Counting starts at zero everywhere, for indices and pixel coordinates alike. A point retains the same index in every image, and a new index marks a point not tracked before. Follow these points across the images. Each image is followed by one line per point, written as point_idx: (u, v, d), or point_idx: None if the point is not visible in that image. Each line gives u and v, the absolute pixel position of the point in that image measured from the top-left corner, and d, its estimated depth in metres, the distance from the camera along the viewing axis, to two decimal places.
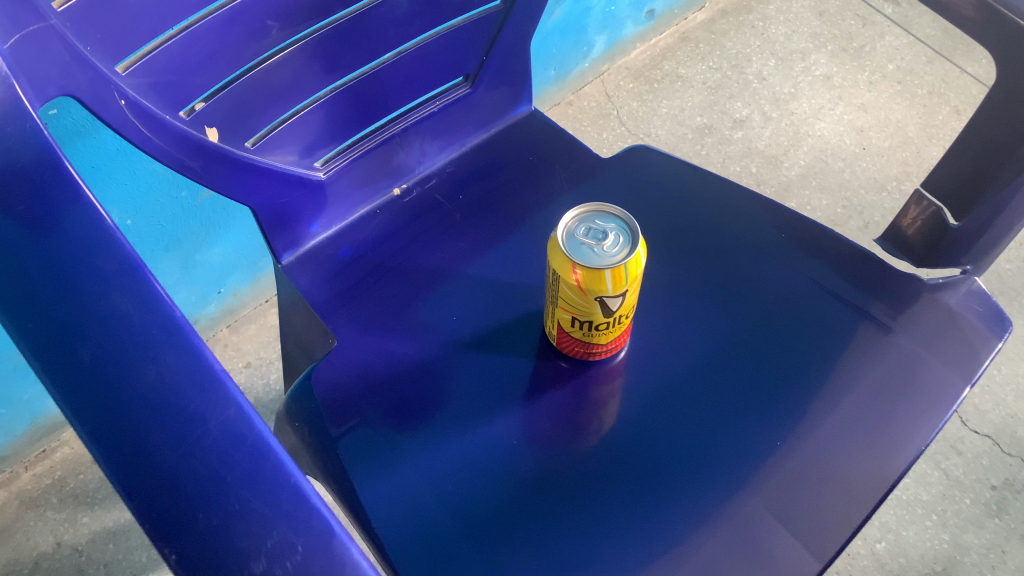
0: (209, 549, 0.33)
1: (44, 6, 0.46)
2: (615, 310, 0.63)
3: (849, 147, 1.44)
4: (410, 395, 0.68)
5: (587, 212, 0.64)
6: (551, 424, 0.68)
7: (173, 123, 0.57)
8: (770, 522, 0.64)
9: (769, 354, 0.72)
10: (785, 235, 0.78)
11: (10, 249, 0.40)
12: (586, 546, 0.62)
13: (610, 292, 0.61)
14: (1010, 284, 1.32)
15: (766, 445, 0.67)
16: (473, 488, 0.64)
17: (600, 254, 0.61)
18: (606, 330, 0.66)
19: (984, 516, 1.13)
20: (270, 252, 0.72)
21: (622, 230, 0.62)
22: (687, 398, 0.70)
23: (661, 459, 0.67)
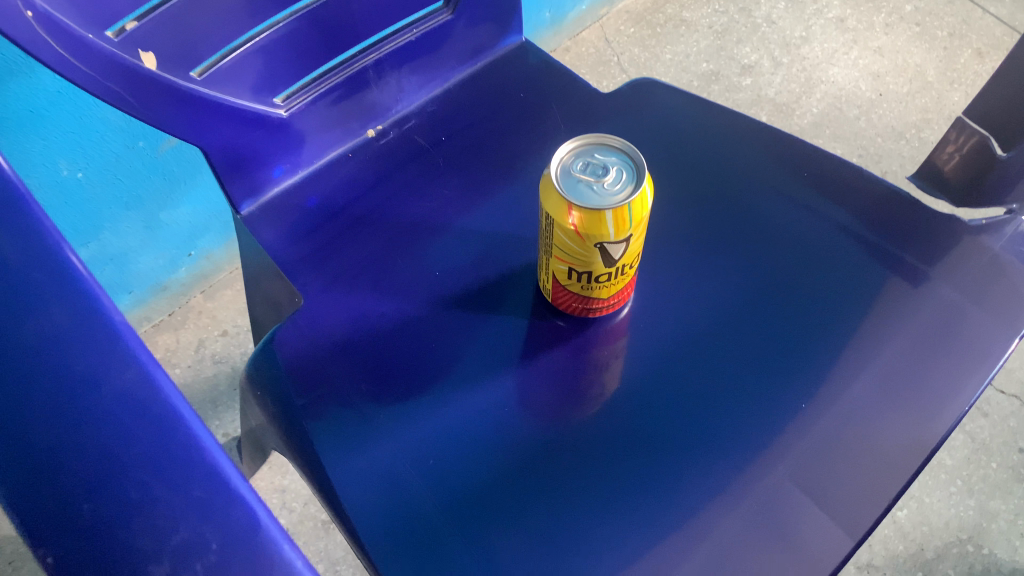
0: (93, 545, 0.27)
1: None
2: (617, 259, 0.56)
3: (864, 93, 1.35)
4: (388, 359, 0.60)
5: (585, 145, 0.56)
6: (547, 389, 0.61)
7: (98, 44, 0.49)
8: (795, 495, 0.56)
9: (790, 308, 0.65)
10: (807, 176, 0.70)
11: None
12: (588, 526, 0.55)
13: (611, 238, 0.53)
14: None
15: (788, 409, 0.60)
16: (460, 462, 0.56)
17: (601, 193, 0.53)
18: (607, 283, 0.58)
19: (1012, 481, 1.06)
20: (228, 201, 0.64)
21: (625, 165, 0.54)
22: (698, 360, 0.62)
23: (671, 426, 0.59)
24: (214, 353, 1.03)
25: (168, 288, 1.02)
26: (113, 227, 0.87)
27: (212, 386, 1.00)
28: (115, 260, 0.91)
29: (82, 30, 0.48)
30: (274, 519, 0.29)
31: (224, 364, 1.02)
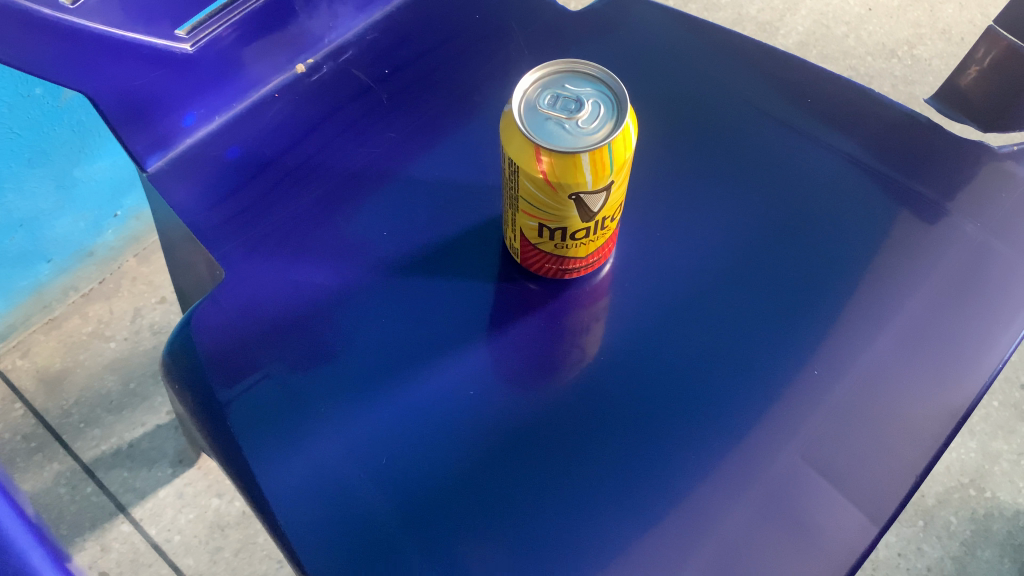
0: None
1: None
2: (596, 211, 0.47)
3: (852, 9, 1.24)
4: (331, 337, 0.51)
5: (554, 74, 0.46)
6: (520, 364, 0.52)
7: None
8: (812, 476, 0.49)
9: (794, 257, 0.56)
10: (810, 101, 0.61)
11: None
12: (573, 524, 0.47)
13: (588, 189, 0.44)
14: None
15: (798, 375, 0.52)
16: (417, 457, 0.48)
17: (574, 133, 0.43)
18: (585, 240, 0.49)
19: (1011, 419, 0.97)
20: (130, 157, 0.54)
21: (603, 97, 0.45)
22: (692, 321, 0.54)
23: (664, 401, 0.51)
24: (153, 323, 0.93)
25: (94, 254, 0.91)
26: (17, 188, 0.76)
27: (152, 359, 0.90)
28: (26, 226, 0.80)
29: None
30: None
31: (164, 334, 0.92)
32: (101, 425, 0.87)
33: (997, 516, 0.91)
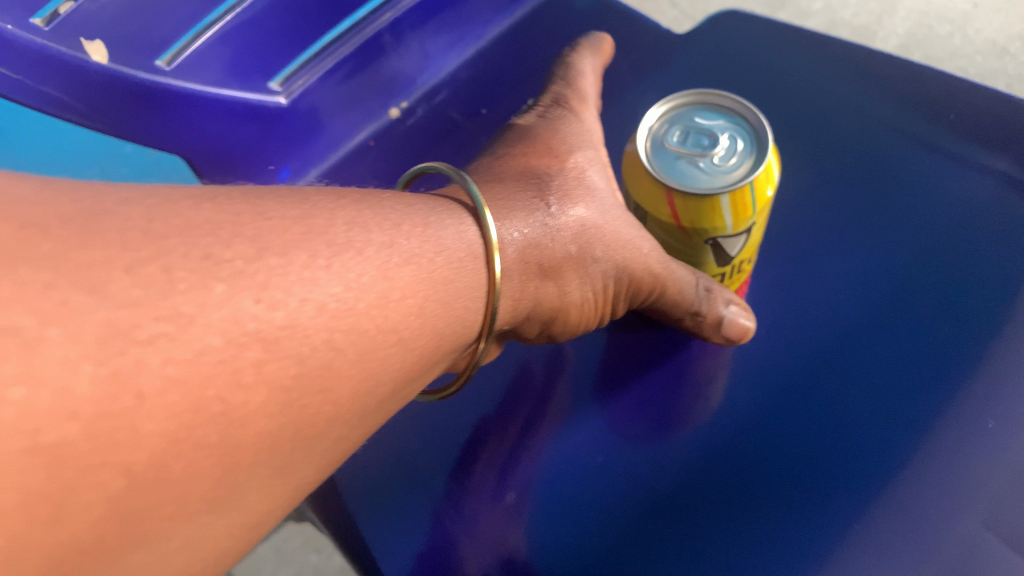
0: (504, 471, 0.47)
1: None
2: (733, 256, 0.42)
3: None
4: (449, 404, 0.50)
5: (684, 107, 0.42)
6: (642, 424, 0.48)
7: (24, 35, 0.44)
8: (997, 547, 0.41)
9: (950, 290, 0.49)
10: (955, 115, 0.54)
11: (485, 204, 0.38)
12: None
13: (727, 232, 0.40)
14: None
15: (969, 427, 0.44)
16: (537, 533, 0.45)
17: (710, 171, 0.39)
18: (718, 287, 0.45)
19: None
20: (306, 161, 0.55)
21: (741, 131, 0.40)
22: (833, 368, 0.48)
23: (811, 462, 0.45)
24: None
25: None
26: None
27: None
28: None
29: None
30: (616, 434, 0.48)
31: None
32: None
33: None
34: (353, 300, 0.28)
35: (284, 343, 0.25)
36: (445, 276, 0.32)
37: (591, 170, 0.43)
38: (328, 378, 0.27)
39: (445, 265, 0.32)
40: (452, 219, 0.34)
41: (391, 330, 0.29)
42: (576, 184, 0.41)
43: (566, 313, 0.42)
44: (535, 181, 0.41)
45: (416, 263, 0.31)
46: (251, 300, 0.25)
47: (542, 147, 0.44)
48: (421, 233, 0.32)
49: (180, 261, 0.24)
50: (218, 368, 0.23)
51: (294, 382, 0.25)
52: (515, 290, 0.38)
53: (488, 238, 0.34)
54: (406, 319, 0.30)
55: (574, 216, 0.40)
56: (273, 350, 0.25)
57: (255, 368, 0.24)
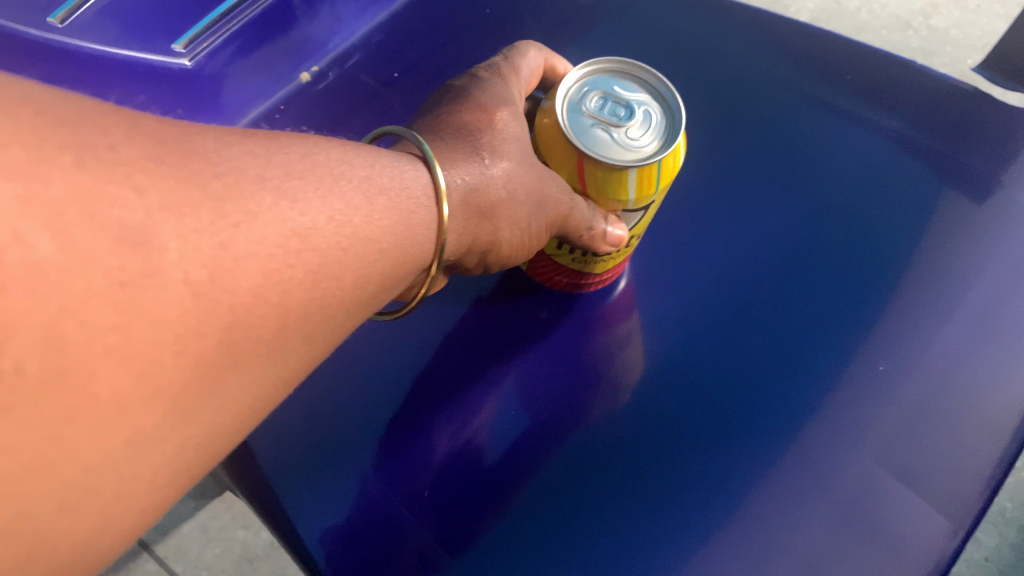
0: (454, 357, 0.51)
1: None
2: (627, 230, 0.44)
3: None
4: (372, 372, 0.50)
5: (599, 73, 0.42)
6: (553, 363, 0.51)
7: None
8: (884, 477, 0.45)
9: (845, 242, 0.53)
10: (851, 77, 0.57)
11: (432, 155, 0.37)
12: (628, 538, 0.44)
13: (628, 206, 0.42)
14: None
15: (860, 371, 0.48)
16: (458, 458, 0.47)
17: (624, 144, 0.39)
18: (613, 257, 0.47)
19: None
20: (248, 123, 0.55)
21: (654, 107, 0.41)
22: (737, 320, 0.51)
23: (718, 407, 0.48)
24: None
25: None
26: None
27: None
28: None
29: None
30: (562, 333, 0.52)
31: None
32: None
33: None
34: (345, 216, 0.28)
35: (313, 240, 0.26)
36: (409, 208, 0.31)
37: (519, 123, 0.41)
38: (339, 268, 0.27)
39: (408, 200, 0.31)
40: (402, 160, 0.32)
41: (374, 242, 0.29)
42: (504, 139, 0.39)
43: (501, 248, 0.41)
44: (470, 136, 0.39)
45: (389, 194, 0.30)
46: (290, 207, 0.26)
47: (473, 98, 0.41)
48: (383, 169, 0.31)
49: (245, 168, 0.25)
50: (279, 251, 0.25)
51: (319, 271, 0.27)
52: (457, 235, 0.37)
53: (438, 183, 0.33)
54: (383, 236, 0.30)
55: (502, 169, 0.38)
56: (308, 243, 0.26)
57: (297, 255, 0.26)
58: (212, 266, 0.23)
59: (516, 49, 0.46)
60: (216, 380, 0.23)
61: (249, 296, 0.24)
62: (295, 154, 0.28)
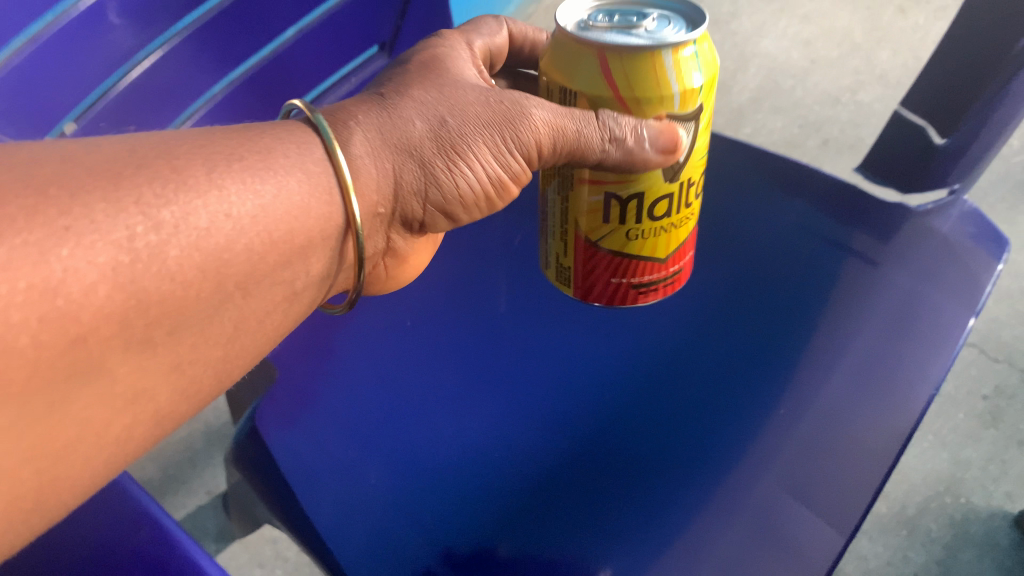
0: (460, 409, 0.68)
1: None
2: (681, 163, 0.55)
3: (797, 63, 1.39)
4: (396, 422, 0.67)
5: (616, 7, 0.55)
6: (536, 413, 0.68)
7: None
8: (787, 501, 0.58)
9: (762, 306, 0.70)
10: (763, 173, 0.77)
11: (337, 110, 0.51)
12: (593, 541, 0.60)
13: (676, 111, 0.52)
14: (990, 198, 1.29)
15: (764, 415, 0.64)
16: (465, 489, 0.64)
17: (645, 35, 0.50)
18: (669, 213, 0.57)
19: (1001, 405, 1.11)
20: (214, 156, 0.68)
21: (674, 14, 0.54)
22: (672, 379, 0.68)
23: (656, 449, 0.65)
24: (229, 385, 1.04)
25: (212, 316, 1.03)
26: None
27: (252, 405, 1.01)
28: None
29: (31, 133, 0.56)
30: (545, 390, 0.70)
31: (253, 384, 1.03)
32: (169, 499, 0.95)
33: (974, 519, 1.02)
34: (256, 185, 0.43)
35: (206, 233, 0.40)
36: (282, 191, 0.44)
37: (421, 85, 0.53)
38: (215, 253, 0.40)
39: (283, 190, 0.44)
40: (292, 142, 0.46)
41: (259, 220, 0.43)
42: (409, 93, 0.52)
43: (445, 191, 0.54)
44: (383, 94, 0.53)
45: (277, 184, 0.44)
46: (173, 216, 0.39)
47: (387, 79, 0.55)
48: (291, 149, 0.46)
49: (122, 201, 0.37)
50: (109, 261, 0.36)
51: (203, 267, 0.40)
52: (388, 182, 0.51)
53: (328, 145, 0.47)
54: (277, 220, 0.43)
55: (410, 116, 0.51)
56: (197, 243, 0.40)
57: (178, 245, 0.39)
58: (42, 293, 0.34)
59: (428, 45, 0.59)
60: (93, 381, 0.37)
61: (91, 304, 0.35)
62: (218, 150, 0.43)
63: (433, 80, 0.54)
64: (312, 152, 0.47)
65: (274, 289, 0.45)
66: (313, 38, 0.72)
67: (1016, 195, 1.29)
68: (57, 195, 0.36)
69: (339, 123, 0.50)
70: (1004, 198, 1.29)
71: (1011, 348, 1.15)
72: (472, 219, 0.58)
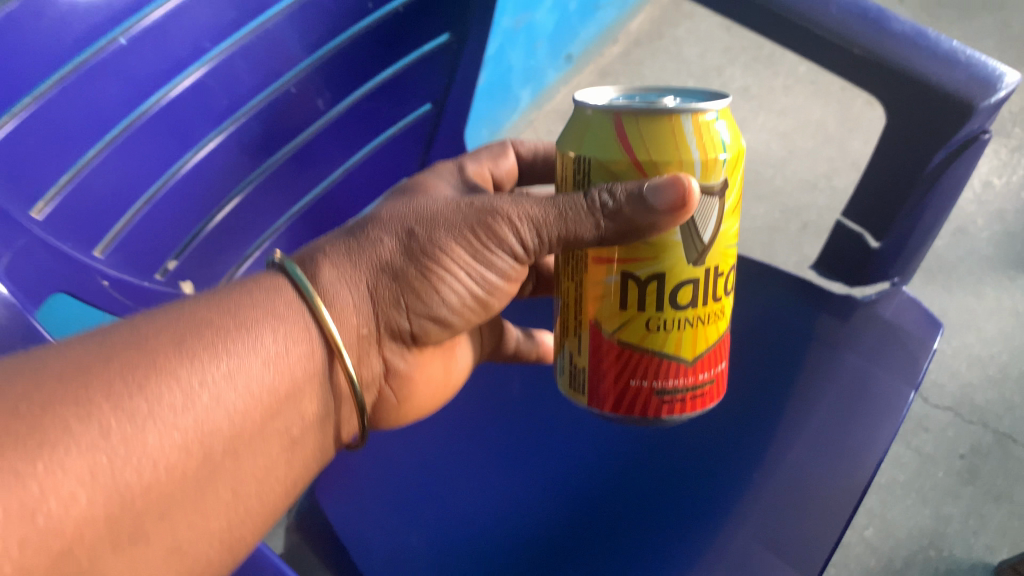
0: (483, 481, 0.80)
1: (21, 217, 0.54)
2: (706, 243, 0.54)
3: (776, 153, 1.52)
4: (431, 495, 0.79)
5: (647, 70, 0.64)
6: (544, 485, 0.79)
7: (151, 285, 0.65)
8: (762, 552, 0.68)
9: (740, 387, 0.81)
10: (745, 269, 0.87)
11: (311, 253, 0.56)
12: None
13: (698, 180, 0.51)
14: (958, 271, 1.41)
15: (744, 481, 0.74)
16: (490, 549, 0.76)
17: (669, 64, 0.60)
18: (696, 300, 0.55)
19: (977, 462, 1.21)
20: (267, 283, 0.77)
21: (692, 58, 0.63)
22: (663, 451, 0.79)
23: (653, 513, 0.75)
24: None
25: None
26: None
27: None
28: None
29: (75, 248, 0.58)
30: (553, 463, 0.81)
31: None
32: None
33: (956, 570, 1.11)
34: (222, 363, 0.47)
35: (192, 409, 0.44)
36: (255, 357, 0.48)
37: (390, 214, 0.57)
38: (219, 416, 0.46)
39: (258, 354, 0.49)
40: (273, 293, 0.51)
41: (238, 379, 0.47)
42: (377, 227, 0.56)
43: (426, 302, 0.57)
44: (355, 232, 0.56)
45: (254, 346, 0.48)
46: (150, 412, 0.43)
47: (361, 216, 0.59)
48: (273, 305, 0.51)
49: (103, 406, 0.41)
50: (111, 464, 0.41)
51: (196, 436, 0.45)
52: (360, 304, 0.55)
53: (302, 292, 0.52)
54: (261, 371, 0.48)
55: (378, 245, 0.55)
56: (182, 427, 0.44)
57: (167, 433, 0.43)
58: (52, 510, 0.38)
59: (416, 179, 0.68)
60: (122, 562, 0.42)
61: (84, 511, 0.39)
62: (221, 309, 0.49)
63: (401, 207, 0.58)
64: (267, 321, 0.50)
65: (272, 442, 0.50)
66: (358, 175, 0.81)
67: (982, 267, 1.41)
68: (64, 406, 0.41)
69: (308, 269, 0.54)
70: (971, 271, 1.41)
71: (984, 411, 1.26)
72: (462, 320, 0.61)
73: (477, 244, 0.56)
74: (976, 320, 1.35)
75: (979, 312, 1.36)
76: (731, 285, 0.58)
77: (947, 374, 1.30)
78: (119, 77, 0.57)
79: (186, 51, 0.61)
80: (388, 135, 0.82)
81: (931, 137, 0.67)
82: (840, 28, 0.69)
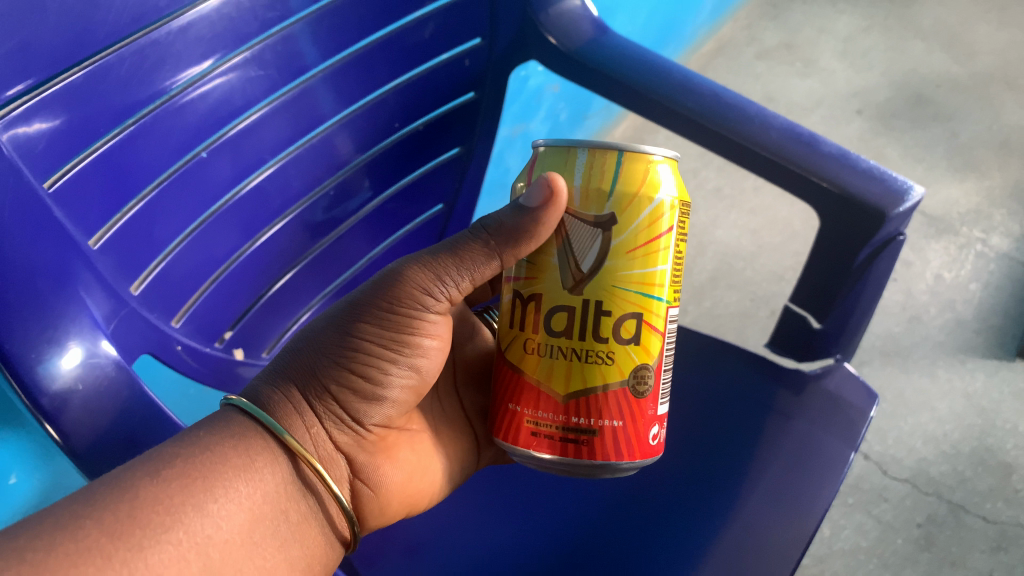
0: (479, 526, 0.88)
1: (125, 295, 0.68)
2: (586, 272, 0.61)
3: (746, 248, 1.67)
4: (433, 540, 0.87)
5: None
6: (533, 529, 0.88)
7: (212, 351, 0.80)
8: None
9: (707, 444, 0.91)
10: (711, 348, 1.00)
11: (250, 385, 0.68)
12: None
13: (578, 206, 0.61)
14: (915, 356, 1.54)
15: (709, 528, 0.84)
16: None
17: None
18: (583, 332, 0.62)
19: (933, 531, 1.32)
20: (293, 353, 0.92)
21: None
22: (642, 499, 0.88)
23: (631, 555, 0.84)
24: None
25: None
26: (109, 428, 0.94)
27: None
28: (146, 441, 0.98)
29: (160, 318, 0.72)
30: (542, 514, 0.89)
31: None
32: None
33: None
34: (198, 483, 0.56)
35: (185, 522, 0.53)
36: (231, 473, 0.58)
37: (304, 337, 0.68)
38: (213, 525, 0.55)
39: (233, 468, 0.58)
40: (227, 416, 0.62)
41: (219, 493, 0.56)
42: (296, 348, 0.67)
43: (361, 381, 0.67)
44: (277, 364, 0.67)
45: (229, 464, 0.58)
46: (152, 536, 0.52)
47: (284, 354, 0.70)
48: (236, 427, 0.61)
49: (105, 532, 0.50)
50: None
51: (191, 546, 0.53)
52: (301, 410, 0.64)
53: (244, 409, 0.62)
54: (237, 484, 0.58)
55: (300, 358, 0.66)
56: (175, 541, 0.52)
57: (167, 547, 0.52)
58: None
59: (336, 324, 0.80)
60: None
61: None
62: (190, 434, 0.59)
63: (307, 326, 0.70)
64: (227, 444, 0.59)
65: (265, 543, 0.58)
66: (379, 264, 0.97)
67: (936, 352, 1.54)
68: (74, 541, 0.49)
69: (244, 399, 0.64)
70: (925, 355, 1.54)
71: (939, 483, 1.37)
72: (401, 392, 0.70)
73: (390, 312, 0.67)
74: (930, 400, 1.48)
75: (934, 393, 1.49)
76: (625, 335, 0.62)
77: (905, 449, 1.42)
78: (201, 184, 0.73)
79: (252, 161, 0.76)
80: (403, 231, 0.99)
81: (854, 236, 0.82)
82: (779, 147, 0.84)
